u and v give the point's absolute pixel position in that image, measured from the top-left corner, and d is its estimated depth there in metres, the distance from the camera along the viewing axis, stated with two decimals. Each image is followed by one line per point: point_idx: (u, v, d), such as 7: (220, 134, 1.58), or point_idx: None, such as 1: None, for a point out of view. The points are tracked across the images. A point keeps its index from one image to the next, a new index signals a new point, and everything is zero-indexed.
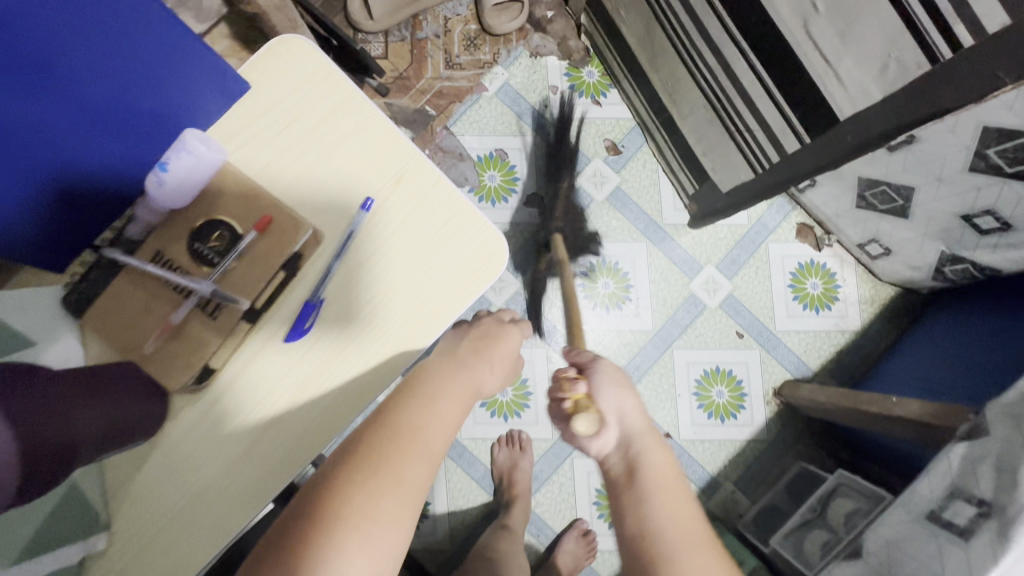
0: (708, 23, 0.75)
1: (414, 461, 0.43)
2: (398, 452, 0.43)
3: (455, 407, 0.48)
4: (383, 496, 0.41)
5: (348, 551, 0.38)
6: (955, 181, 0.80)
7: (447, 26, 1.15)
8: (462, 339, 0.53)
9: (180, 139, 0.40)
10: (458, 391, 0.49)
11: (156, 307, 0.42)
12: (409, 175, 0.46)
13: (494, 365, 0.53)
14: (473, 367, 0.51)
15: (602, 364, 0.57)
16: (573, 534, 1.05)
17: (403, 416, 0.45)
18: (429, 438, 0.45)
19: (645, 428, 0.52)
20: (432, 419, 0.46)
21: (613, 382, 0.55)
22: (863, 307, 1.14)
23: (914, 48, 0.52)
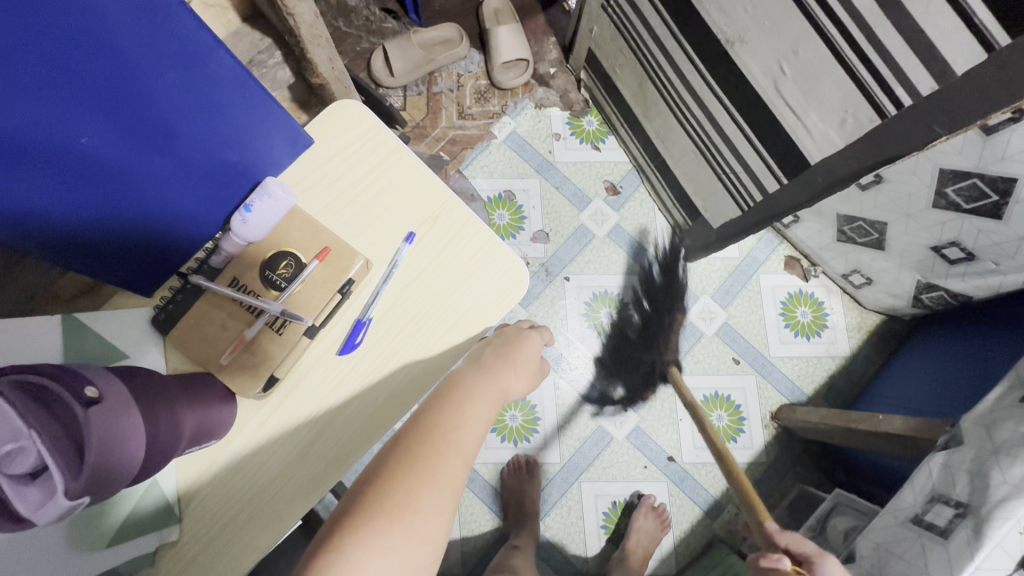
0: (693, 81, 0.86)
1: (448, 459, 0.42)
2: (433, 452, 0.42)
3: (484, 410, 0.48)
4: (419, 494, 0.40)
5: (385, 551, 0.36)
6: (922, 217, 0.89)
7: (460, 81, 1.28)
8: (484, 349, 0.54)
9: (264, 185, 0.49)
10: (487, 392, 0.49)
11: (232, 325, 0.50)
12: (444, 214, 0.55)
13: (518, 370, 0.54)
14: (501, 373, 0.52)
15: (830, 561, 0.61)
16: (643, 510, 1.10)
17: (435, 417, 0.45)
18: (461, 438, 0.44)
19: None
20: (463, 419, 0.45)
21: None
22: (850, 334, 1.22)
23: (866, 105, 0.62)
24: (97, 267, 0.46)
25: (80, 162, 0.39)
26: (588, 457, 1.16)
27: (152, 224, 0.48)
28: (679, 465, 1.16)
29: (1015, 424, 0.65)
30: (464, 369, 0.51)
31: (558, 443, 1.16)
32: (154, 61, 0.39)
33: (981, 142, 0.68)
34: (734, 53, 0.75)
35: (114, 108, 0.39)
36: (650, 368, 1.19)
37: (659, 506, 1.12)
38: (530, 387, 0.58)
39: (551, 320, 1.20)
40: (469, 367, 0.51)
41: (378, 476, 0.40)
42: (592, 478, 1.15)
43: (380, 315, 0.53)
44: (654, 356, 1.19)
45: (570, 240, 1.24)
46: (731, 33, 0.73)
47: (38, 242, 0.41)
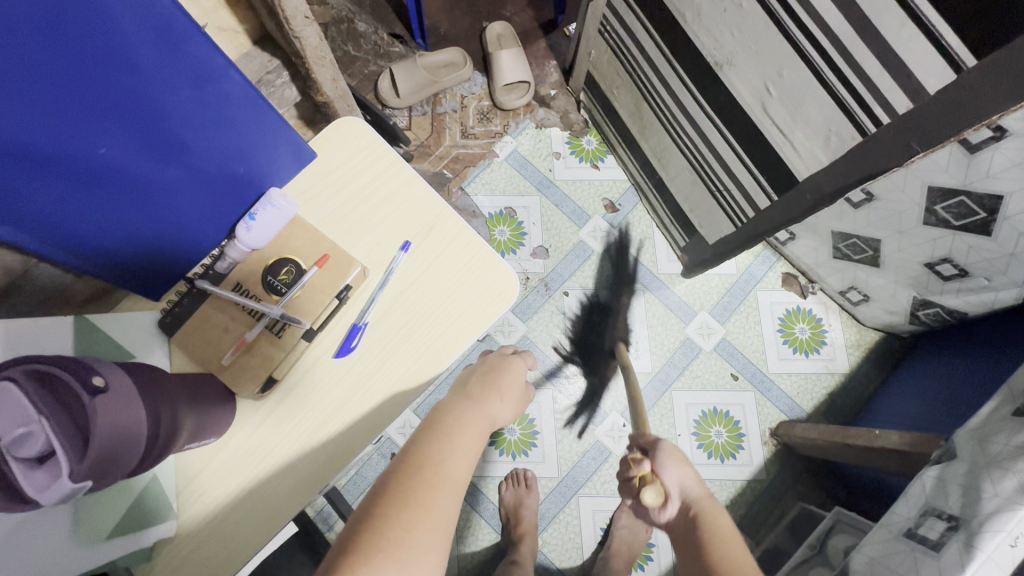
0: (686, 100, 0.89)
1: (442, 490, 0.45)
2: (427, 486, 0.44)
3: (473, 437, 0.52)
4: (415, 527, 0.41)
5: None
6: (914, 234, 0.91)
7: (464, 103, 1.32)
8: (472, 375, 0.61)
9: (267, 196, 0.52)
10: (477, 420, 0.54)
11: (234, 327, 0.52)
12: (439, 224, 0.57)
13: (505, 397, 0.60)
14: (486, 401, 0.57)
15: (663, 443, 0.59)
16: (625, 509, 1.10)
17: (429, 449, 0.48)
18: (452, 470, 0.47)
19: (704, 496, 0.54)
20: (454, 454, 0.48)
21: (673, 457, 0.58)
22: (850, 351, 1.22)
23: (847, 123, 0.64)
24: (105, 266, 0.49)
25: (97, 171, 0.42)
26: (587, 472, 1.16)
27: (159, 228, 0.51)
28: None
29: (1008, 437, 0.65)
30: (455, 398, 0.56)
31: (555, 456, 1.16)
32: (167, 81, 0.41)
33: (965, 159, 0.70)
34: (723, 75, 0.78)
35: (129, 123, 0.41)
36: (603, 350, 1.20)
37: None
38: (517, 411, 0.63)
39: (549, 335, 1.22)
40: (460, 397, 0.57)
41: (374, 509, 0.42)
42: (591, 493, 1.15)
43: (376, 320, 0.55)
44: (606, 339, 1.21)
45: (570, 256, 1.26)
46: (720, 56, 0.77)
47: (55, 242, 0.44)
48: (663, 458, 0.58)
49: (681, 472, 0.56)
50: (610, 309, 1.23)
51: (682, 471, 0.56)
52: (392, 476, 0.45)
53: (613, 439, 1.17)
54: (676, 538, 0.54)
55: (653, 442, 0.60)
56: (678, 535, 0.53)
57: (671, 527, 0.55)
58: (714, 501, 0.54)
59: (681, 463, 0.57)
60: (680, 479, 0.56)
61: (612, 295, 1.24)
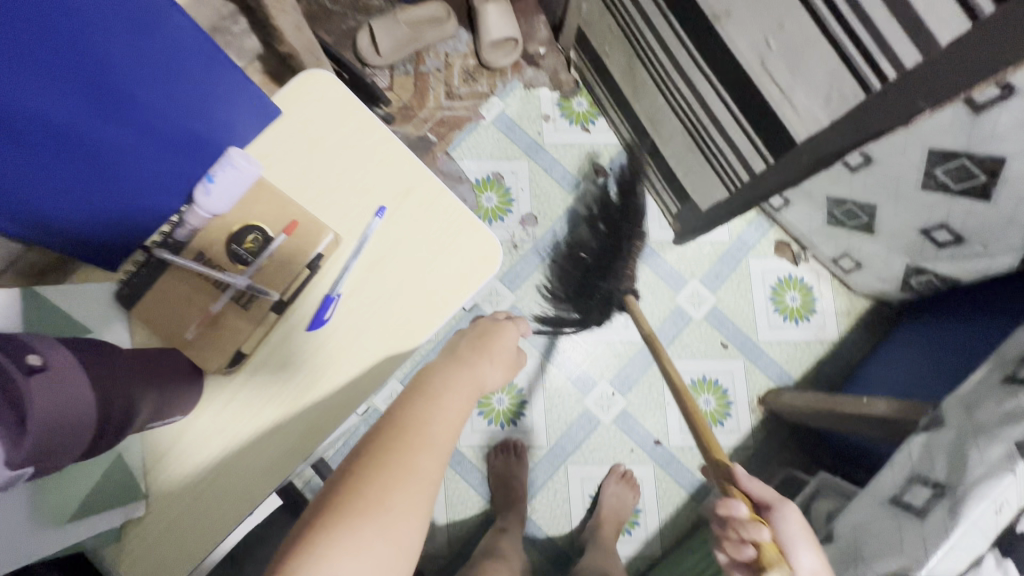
0: (680, 57, 0.84)
1: (422, 453, 0.43)
2: (406, 448, 0.43)
3: (460, 400, 0.50)
4: (393, 489, 0.40)
5: (359, 553, 0.37)
6: (911, 199, 0.88)
7: (448, 61, 1.25)
8: (462, 341, 0.59)
9: (226, 155, 0.48)
10: (466, 383, 0.52)
11: (197, 300, 0.49)
12: (416, 187, 0.53)
13: (495, 360, 0.58)
14: (476, 363, 0.55)
15: (792, 511, 0.56)
16: (613, 477, 1.12)
17: (411, 411, 0.46)
18: (436, 432, 0.45)
19: None
20: (438, 415, 0.46)
21: (807, 538, 0.55)
22: (840, 319, 1.21)
23: (851, 80, 0.61)
24: (63, 240, 0.45)
25: (34, 126, 0.38)
26: (575, 440, 1.16)
27: (110, 194, 0.46)
28: (666, 448, 1.16)
29: (997, 404, 0.65)
30: (443, 362, 0.54)
31: (544, 425, 1.16)
32: (98, 21, 0.37)
33: (970, 120, 0.66)
34: (720, 29, 0.73)
35: (62, 69, 0.37)
36: (607, 296, 1.16)
37: (630, 472, 1.14)
38: (507, 379, 0.60)
39: (537, 304, 1.19)
40: (447, 359, 0.55)
41: (352, 473, 0.41)
42: (579, 461, 1.15)
43: (351, 290, 0.51)
44: (610, 284, 1.15)
45: (559, 223, 1.22)
46: (718, 7, 0.72)
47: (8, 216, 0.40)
48: (791, 532, 0.55)
49: (814, 558, 0.54)
50: (609, 252, 1.17)
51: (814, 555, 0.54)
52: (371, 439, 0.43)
53: (602, 408, 1.17)
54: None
55: (779, 509, 0.55)
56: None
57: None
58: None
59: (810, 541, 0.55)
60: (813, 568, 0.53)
61: (613, 237, 1.19)
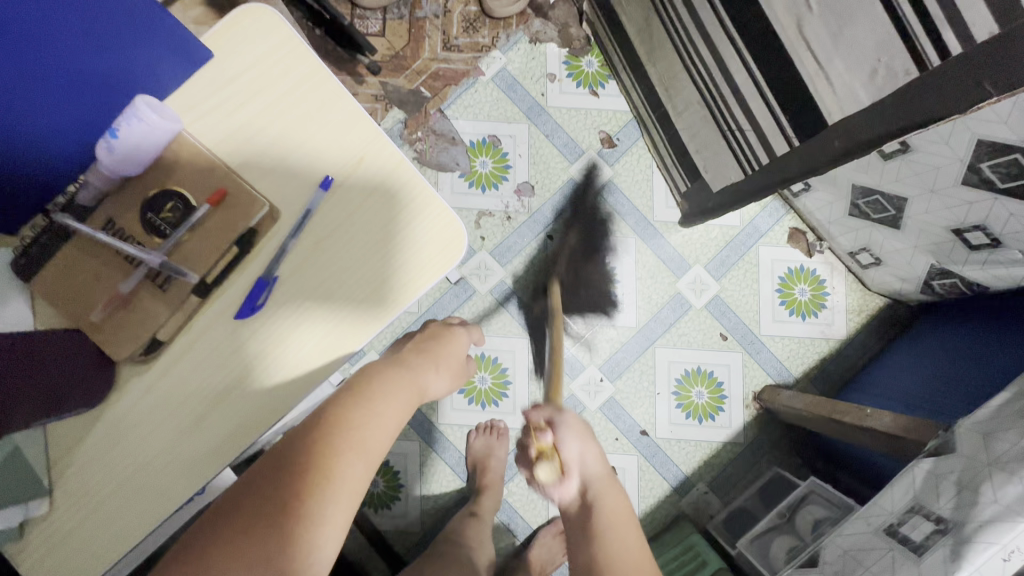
0: (704, 15, 0.73)
1: (348, 459, 0.42)
2: (333, 452, 0.42)
3: (401, 404, 0.49)
4: (309, 496, 0.40)
5: (255, 561, 0.37)
6: (948, 194, 0.79)
7: (447, 6, 1.13)
8: (406, 345, 0.57)
9: (130, 105, 0.39)
10: (408, 387, 0.51)
11: (107, 275, 0.42)
12: (370, 156, 0.44)
13: (442, 367, 0.56)
14: (421, 371, 0.53)
15: (567, 415, 0.65)
16: (550, 529, 1.04)
17: (346, 412, 0.45)
18: (368, 437, 0.44)
19: (602, 474, 0.61)
20: (372, 420, 0.45)
21: (577, 433, 0.63)
22: (850, 316, 1.13)
23: (904, 53, 0.51)
24: None
25: None
26: None
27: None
28: (652, 439, 1.10)
29: (1017, 437, 0.58)
30: (386, 363, 0.52)
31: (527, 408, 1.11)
32: None
33: None
34: None
35: None
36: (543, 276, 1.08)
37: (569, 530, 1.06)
38: (456, 385, 0.60)
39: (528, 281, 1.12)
40: (391, 360, 0.53)
41: (272, 475, 0.41)
42: None
43: (287, 275, 0.44)
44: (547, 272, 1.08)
45: (558, 195, 1.13)
46: None
47: None
48: (566, 430, 0.63)
49: (583, 447, 0.62)
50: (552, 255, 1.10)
51: (585, 446, 0.62)
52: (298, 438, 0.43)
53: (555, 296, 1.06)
54: (570, 512, 0.60)
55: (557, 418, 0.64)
56: (574, 519, 0.59)
57: (565, 504, 0.61)
58: (614, 480, 0.61)
59: (584, 436, 0.63)
60: (581, 454, 0.62)
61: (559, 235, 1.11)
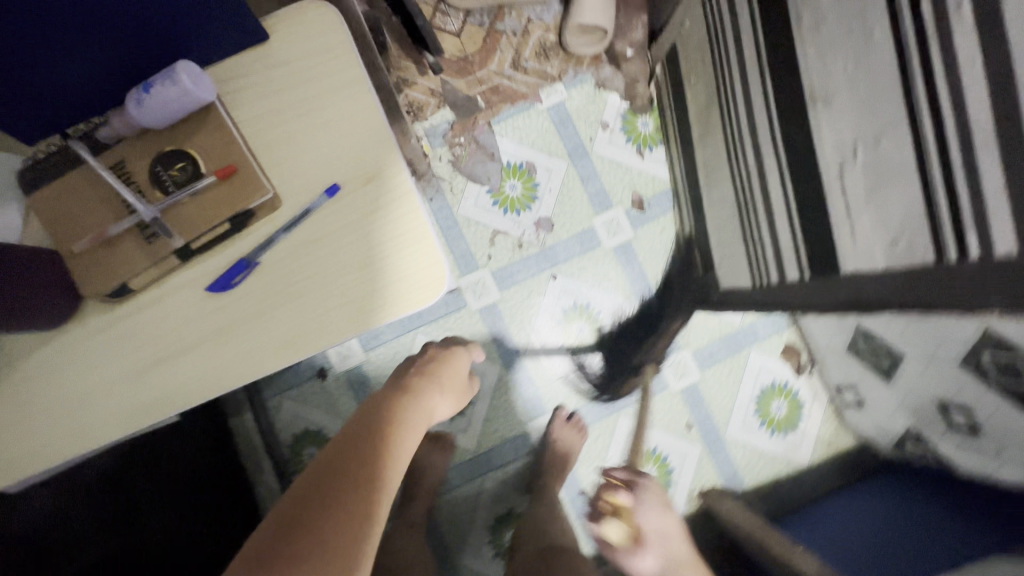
0: (759, 124, 0.73)
1: (392, 462, 0.51)
2: (381, 455, 0.51)
3: (417, 424, 0.60)
4: (372, 484, 0.47)
5: (338, 535, 0.42)
6: (943, 367, 0.78)
7: (527, 28, 1.14)
8: (410, 370, 0.71)
9: (171, 67, 0.40)
10: (422, 410, 0.62)
11: (99, 211, 0.43)
12: (381, 176, 0.45)
13: (445, 391, 0.70)
14: (430, 393, 0.66)
15: (648, 483, 0.91)
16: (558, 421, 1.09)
17: (381, 427, 0.54)
18: (401, 447, 0.54)
19: (681, 555, 0.84)
20: (404, 435, 0.56)
21: (658, 505, 0.89)
22: (818, 446, 1.12)
23: (927, 233, 0.51)
24: None
25: None
26: (504, 457, 1.10)
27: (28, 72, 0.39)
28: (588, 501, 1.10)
29: None
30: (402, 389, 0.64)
31: (479, 431, 1.11)
32: None
33: None
34: (812, 113, 0.62)
35: None
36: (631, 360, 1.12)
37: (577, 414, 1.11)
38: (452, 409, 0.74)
39: (518, 311, 1.12)
40: (405, 384, 0.65)
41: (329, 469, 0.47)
42: (497, 479, 1.10)
43: (270, 264, 0.45)
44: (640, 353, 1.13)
45: (574, 239, 1.13)
46: (819, 87, 0.61)
47: None
48: (643, 496, 0.90)
49: (660, 519, 0.87)
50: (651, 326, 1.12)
51: (661, 517, 0.87)
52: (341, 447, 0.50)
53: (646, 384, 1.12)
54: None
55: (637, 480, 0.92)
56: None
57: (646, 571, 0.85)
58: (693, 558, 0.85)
59: (660, 502, 0.90)
60: (657, 523, 0.87)
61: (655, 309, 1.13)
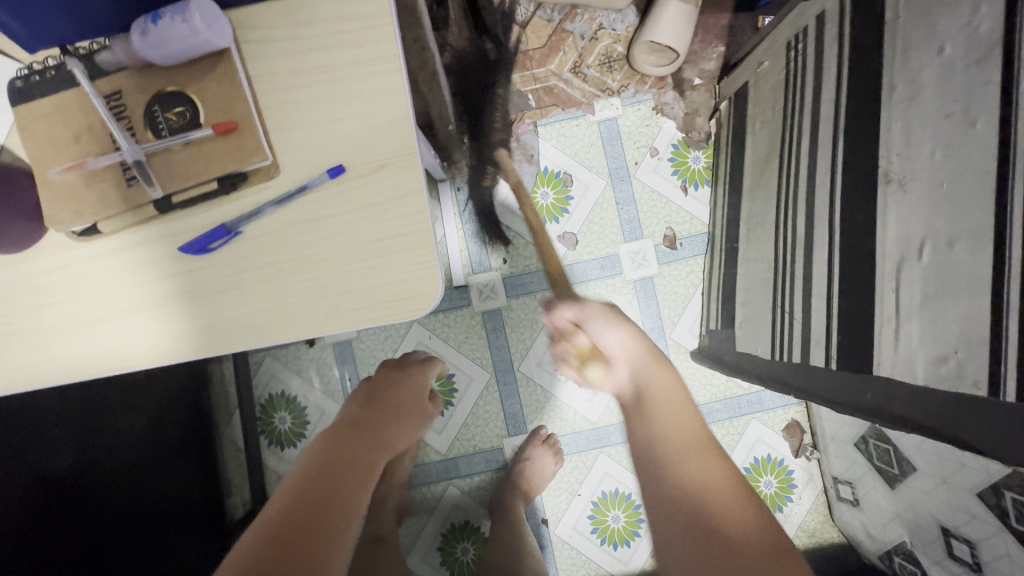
0: (819, 190, 0.67)
1: (332, 547, 0.47)
2: (317, 543, 0.47)
3: (366, 479, 0.55)
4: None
5: None
6: (958, 493, 0.71)
7: (597, 33, 1.09)
8: (361, 397, 0.64)
9: (184, 3, 0.36)
10: (370, 458, 0.57)
11: (85, 141, 0.40)
12: (391, 168, 0.40)
13: (403, 425, 0.63)
14: (384, 434, 0.60)
15: (591, 308, 0.78)
16: (533, 442, 1.03)
17: (318, 501, 0.50)
18: (344, 521, 0.50)
19: (642, 354, 0.67)
20: (347, 506, 0.51)
21: (603, 318, 0.73)
22: (800, 534, 1.05)
23: (984, 363, 0.45)
24: None
25: None
26: (472, 468, 1.06)
27: None
28: (548, 532, 1.04)
29: None
30: (347, 431, 0.58)
31: (454, 434, 1.07)
32: None
33: None
34: (882, 195, 0.56)
35: None
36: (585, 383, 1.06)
37: (553, 437, 1.05)
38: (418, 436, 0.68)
39: (521, 324, 1.07)
40: (354, 423, 0.59)
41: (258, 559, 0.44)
42: (460, 488, 1.06)
43: (252, 236, 0.41)
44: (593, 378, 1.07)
45: (595, 262, 1.07)
46: (897, 169, 0.54)
47: None
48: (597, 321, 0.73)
49: (618, 333, 0.70)
50: None
51: (615, 331, 0.70)
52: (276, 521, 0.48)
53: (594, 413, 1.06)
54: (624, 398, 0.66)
55: (584, 310, 0.77)
56: (629, 404, 0.65)
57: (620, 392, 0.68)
58: (658, 358, 0.67)
59: (608, 318, 0.73)
60: (619, 339, 0.70)
61: None
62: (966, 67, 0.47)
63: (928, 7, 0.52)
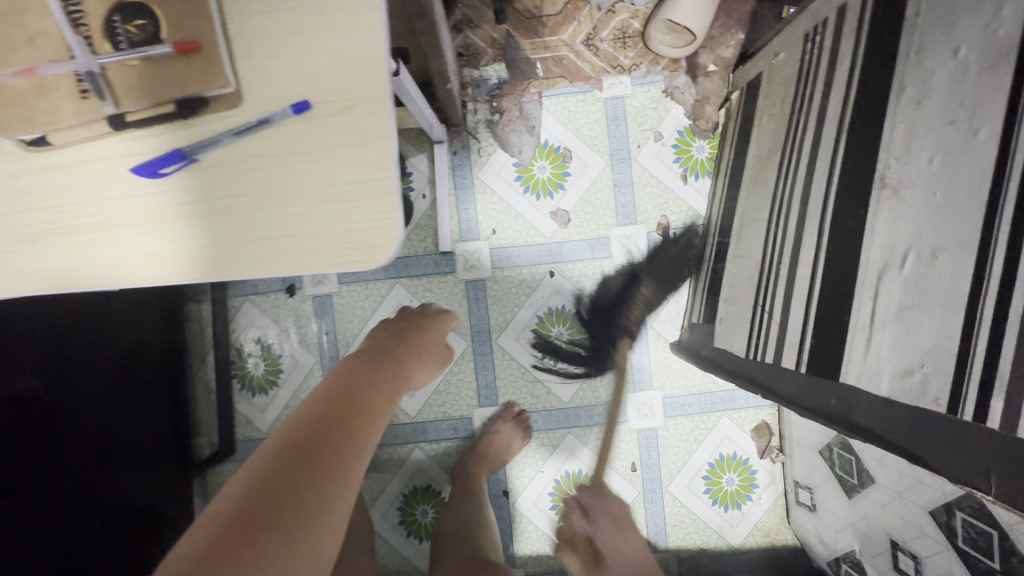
0: (814, 190, 0.65)
1: (355, 446, 0.51)
2: (342, 439, 0.50)
3: (388, 400, 0.58)
4: (330, 472, 0.47)
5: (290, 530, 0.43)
6: (911, 509, 0.71)
7: (614, 6, 1.05)
8: (389, 331, 0.66)
9: None
10: (395, 382, 0.60)
11: (39, 47, 0.38)
12: (358, 111, 0.38)
13: (425, 361, 0.66)
14: (408, 364, 0.63)
15: None
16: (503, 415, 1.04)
17: (345, 407, 0.53)
18: (367, 429, 0.53)
19: None
20: (371, 416, 0.54)
21: None
22: (755, 533, 1.06)
23: (947, 380, 0.44)
24: None
25: None
26: (440, 433, 1.06)
27: None
28: (508, 504, 1.05)
29: None
30: (375, 356, 0.61)
31: (426, 399, 1.07)
32: None
33: None
34: (875, 200, 0.54)
35: None
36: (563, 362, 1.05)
37: (525, 414, 1.05)
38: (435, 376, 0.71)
39: (504, 296, 1.06)
40: (382, 351, 0.62)
41: (271, 472, 0.45)
42: (426, 451, 1.06)
43: (207, 167, 0.39)
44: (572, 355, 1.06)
45: (585, 242, 1.05)
46: (893, 174, 0.53)
47: None
48: None
49: None
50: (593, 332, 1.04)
51: None
52: (230, 505, 0.44)
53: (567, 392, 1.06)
54: None
55: None
56: None
57: None
58: None
59: None
60: None
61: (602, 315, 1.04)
62: (980, 72, 0.45)
63: (951, 6, 0.49)
